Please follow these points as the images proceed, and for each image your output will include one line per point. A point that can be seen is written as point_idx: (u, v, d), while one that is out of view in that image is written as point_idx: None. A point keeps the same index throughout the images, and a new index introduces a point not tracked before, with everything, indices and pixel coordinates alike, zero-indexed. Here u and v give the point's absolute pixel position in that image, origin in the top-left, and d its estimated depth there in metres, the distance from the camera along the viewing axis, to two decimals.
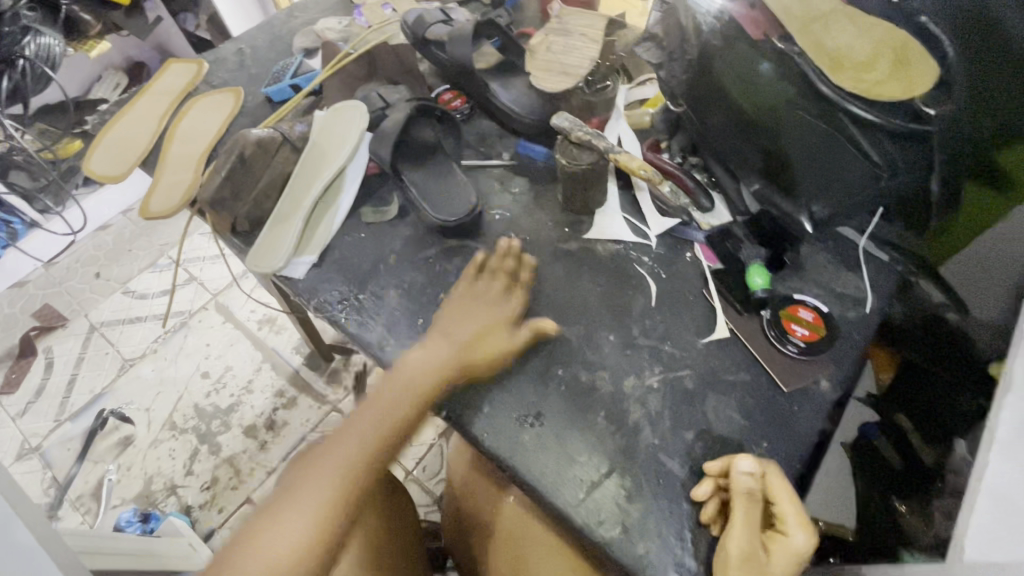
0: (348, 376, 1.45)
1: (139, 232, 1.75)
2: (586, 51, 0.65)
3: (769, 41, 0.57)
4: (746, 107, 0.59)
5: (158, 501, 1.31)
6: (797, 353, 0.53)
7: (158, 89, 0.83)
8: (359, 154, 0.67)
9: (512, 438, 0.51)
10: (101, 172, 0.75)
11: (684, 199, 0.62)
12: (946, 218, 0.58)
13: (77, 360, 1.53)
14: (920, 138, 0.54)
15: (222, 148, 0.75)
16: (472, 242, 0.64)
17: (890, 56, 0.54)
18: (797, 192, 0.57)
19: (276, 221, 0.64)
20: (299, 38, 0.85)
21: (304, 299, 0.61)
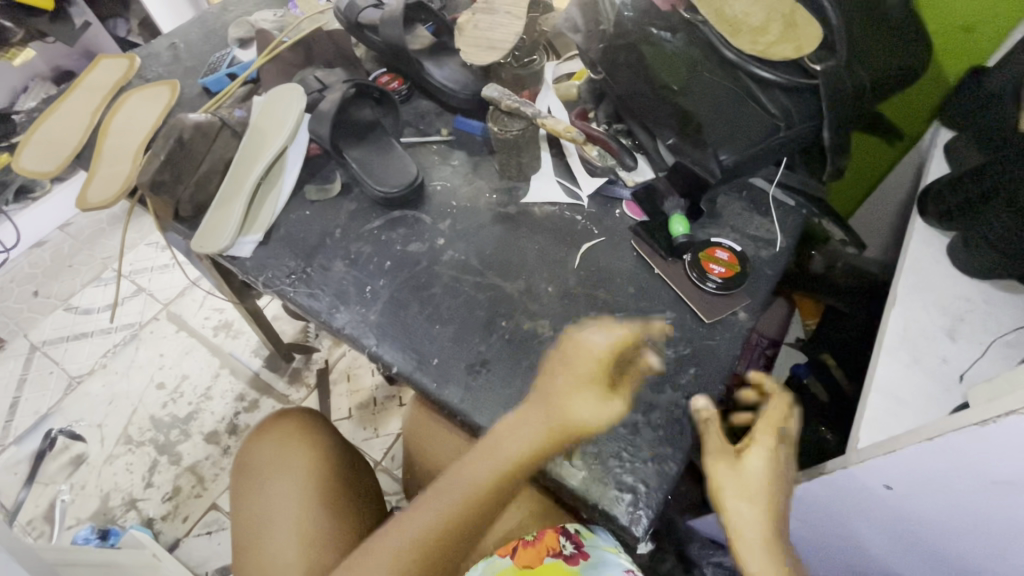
0: (310, 375, 1.44)
1: (80, 246, 1.69)
2: (512, 27, 0.68)
3: (678, 12, 0.66)
4: (661, 72, 0.65)
5: (117, 517, 1.27)
6: (716, 289, 0.58)
7: (90, 85, 0.82)
8: (300, 135, 0.69)
9: (463, 384, 0.54)
10: (35, 169, 0.74)
11: (610, 161, 0.67)
12: (840, 164, 0.65)
13: (19, 381, 1.46)
14: (808, 91, 0.61)
15: (160, 138, 0.75)
16: (415, 212, 0.67)
17: (780, 20, 0.59)
18: (706, 140, 0.61)
19: (220, 203, 0.65)
20: (234, 29, 0.86)
21: (253, 276, 0.63)
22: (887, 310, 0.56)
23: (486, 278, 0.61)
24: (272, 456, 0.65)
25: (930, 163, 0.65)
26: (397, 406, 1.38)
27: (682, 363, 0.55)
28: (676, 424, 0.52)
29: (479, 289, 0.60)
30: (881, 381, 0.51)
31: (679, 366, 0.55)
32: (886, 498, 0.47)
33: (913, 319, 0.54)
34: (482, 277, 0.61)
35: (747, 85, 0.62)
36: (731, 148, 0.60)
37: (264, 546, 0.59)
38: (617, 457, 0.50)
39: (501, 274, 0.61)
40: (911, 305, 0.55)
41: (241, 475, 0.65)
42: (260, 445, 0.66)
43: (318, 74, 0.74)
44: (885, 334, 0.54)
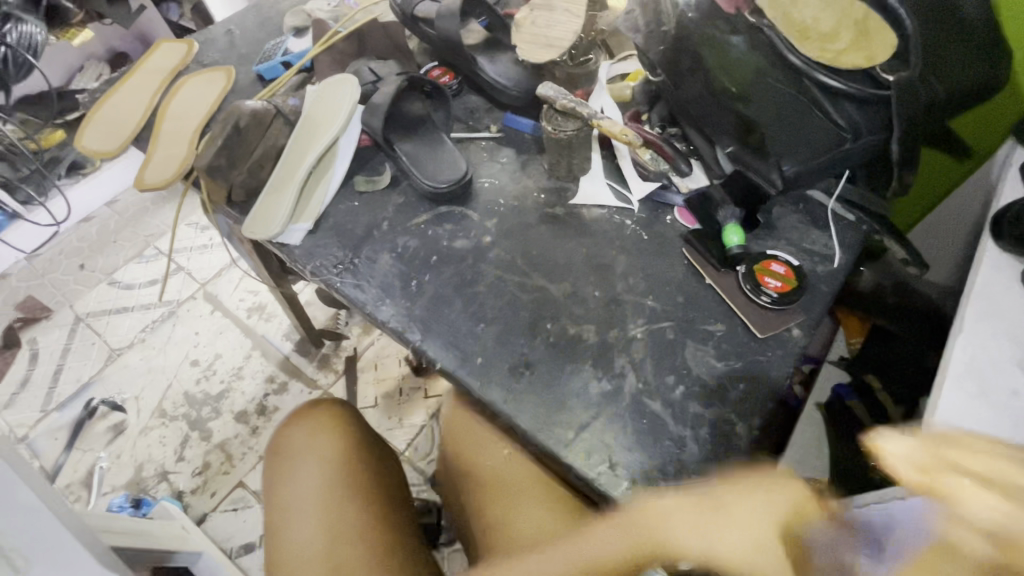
0: (339, 361, 1.46)
1: (124, 223, 1.74)
2: (570, 25, 0.67)
3: (742, 15, 0.63)
4: (721, 75, 0.63)
5: (149, 488, 1.31)
6: (772, 303, 0.56)
7: (149, 68, 0.84)
8: (352, 127, 0.70)
9: (505, 386, 0.54)
10: (95, 148, 0.76)
11: (663, 166, 0.66)
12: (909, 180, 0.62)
13: (63, 350, 1.52)
14: (880, 102, 0.57)
15: (214, 123, 0.76)
16: (462, 208, 0.66)
17: (853, 27, 0.57)
18: (767, 150, 0.59)
19: (271, 191, 0.66)
20: (289, 17, 0.87)
21: (301, 264, 0.63)
22: (952, 336, 0.53)
23: (531, 279, 0.60)
24: (306, 441, 0.65)
25: (1005, 185, 0.62)
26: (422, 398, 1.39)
27: (732, 378, 0.54)
28: (723, 440, 0.50)
29: (524, 290, 0.60)
30: (944, 411, 0.49)
31: (728, 380, 0.53)
32: None
33: (981, 348, 0.51)
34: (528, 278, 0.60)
35: (812, 94, 0.59)
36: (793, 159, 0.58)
37: (294, 528, 0.60)
38: (661, 469, 0.49)
39: (547, 277, 0.60)
40: (980, 332, 0.52)
41: (272, 457, 0.65)
42: (293, 429, 0.66)
43: (371, 65, 0.74)
44: (950, 362, 0.51)
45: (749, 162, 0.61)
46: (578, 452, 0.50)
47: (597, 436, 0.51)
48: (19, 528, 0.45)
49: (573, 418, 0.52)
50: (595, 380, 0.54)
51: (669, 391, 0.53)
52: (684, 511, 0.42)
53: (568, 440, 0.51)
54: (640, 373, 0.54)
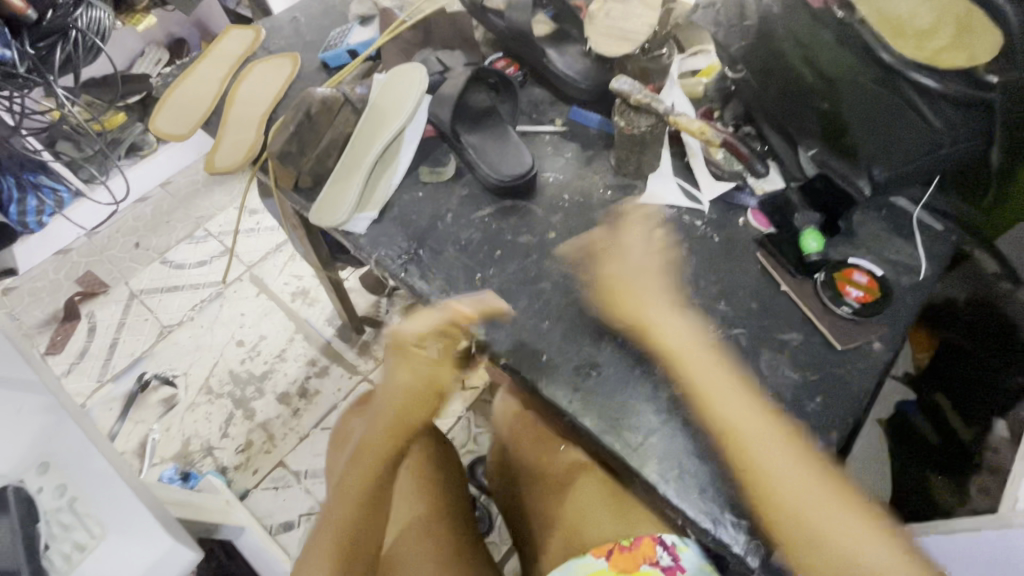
0: (378, 349, 1.48)
1: (177, 204, 1.80)
2: (647, 18, 0.66)
3: (830, 10, 0.58)
4: (806, 72, 0.61)
5: (196, 461, 1.36)
6: (851, 314, 0.54)
7: (219, 54, 0.85)
8: (419, 116, 0.70)
9: (572, 384, 0.53)
10: (168, 132, 0.78)
11: (737, 166, 0.64)
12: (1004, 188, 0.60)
13: (119, 325, 1.58)
14: (981, 106, 0.53)
15: (282, 109, 0.77)
16: (527, 203, 0.65)
17: (953, 22, 0.52)
18: (858, 153, 0.58)
19: (338, 178, 0.66)
20: (355, 6, 0.87)
21: (366, 253, 0.64)
22: None
23: (597, 277, 0.59)
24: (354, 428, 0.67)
25: None
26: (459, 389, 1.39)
27: (808, 391, 0.51)
28: None
29: (590, 289, 0.59)
30: None
31: (804, 394, 0.51)
32: None
33: None
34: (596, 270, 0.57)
35: (908, 95, 0.55)
36: (885, 164, 0.57)
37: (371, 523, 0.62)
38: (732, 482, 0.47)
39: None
40: None
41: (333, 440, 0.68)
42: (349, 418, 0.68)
43: (439, 55, 0.74)
44: None
45: (834, 166, 0.60)
46: (645, 459, 0.49)
47: (666, 443, 0.50)
48: (89, 486, 0.41)
49: (642, 422, 0.51)
50: (664, 385, 0.52)
51: None
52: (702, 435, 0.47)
53: (635, 445, 0.50)
54: None
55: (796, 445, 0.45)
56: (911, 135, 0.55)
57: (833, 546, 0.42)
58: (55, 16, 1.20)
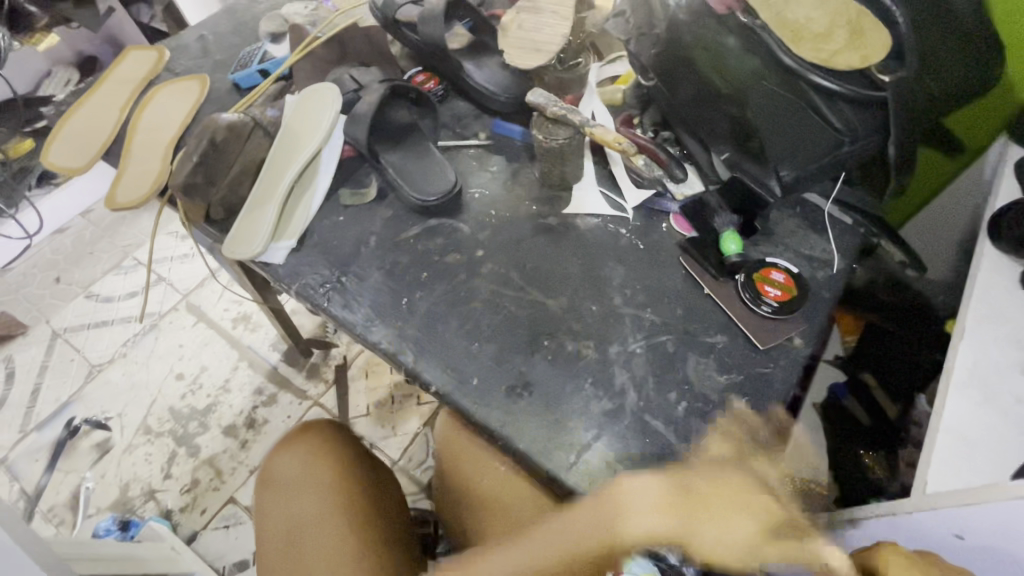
0: (328, 370, 1.43)
1: (101, 233, 1.69)
2: (558, 28, 0.66)
3: (734, 16, 0.60)
4: (714, 77, 0.62)
5: (137, 507, 1.27)
6: (771, 313, 0.55)
7: (119, 77, 0.80)
8: (334, 137, 0.67)
9: (504, 408, 0.52)
10: (63, 165, 0.72)
11: (658, 171, 0.65)
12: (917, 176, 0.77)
13: (41, 368, 1.47)
14: (874, 104, 0.56)
15: (190, 135, 0.72)
16: (453, 221, 0.64)
17: (846, 26, 0.54)
18: (767, 156, 0.59)
19: (253, 207, 0.63)
20: (265, 23, 0.83)
21: (286, 284, 0.61)
22: (955, 343, 0.52)
23: (527, 293, 0.59)
24: (299, 472, 0.61)
25: (1001, 184, 0.61)
26: (414, 405, 1.37)
27: (734, 392, 0.52)
28: None
29: (520, 305, 0.58)
30: (949, 422, 0.48)
31: (730, 395, 0.52)
32: (955, 550, 0.44)
33: (984, 356, 0.50)
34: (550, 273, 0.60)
35: (809, 96, 0.58)
36: (793, 165, 0.58)
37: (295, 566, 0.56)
38: None
39: (543, 291, 0.59)
40: (982, 337, 0.51)
41: (264, 486, 0.62)
42: (287, 459, 0.62)
43: (353, 73, 0.71)
44: (953, 369, 0.50)
45: (747, 168, 0.60)
46: (580, 476, 0.49)
47: (600, 459, 0.49)
48: None
49: (575, 440, 0.50)
50: (595, 398, 0.52)
51: (672, 409, 0.52)
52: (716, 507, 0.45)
53: (569, 464, 0.49)
54: (641, 390, 0.52)
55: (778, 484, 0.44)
56: (814, 136, 0.58)
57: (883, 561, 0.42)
58: None
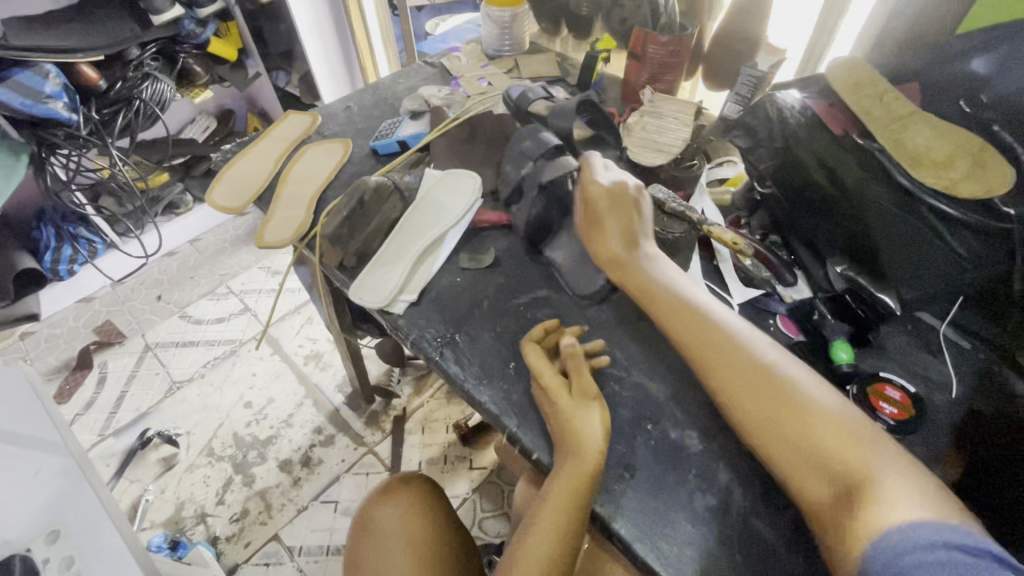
0: (387, 420, 1.47)
1: (203, 260, 1.86)
2: (679, 132, 0.75)
3: (849, 136, 0.65)
4: (830, 192, 0.66)
5: (187, 529, 1.30)
6: (887, 430, 0.54)
7: (277, 135, 0.93)
8: (472, 212, 0.75)
9: (609, 489, 0.52)
10: (223, 204, 0.83)
11: (766, 273, 0.67)
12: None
13: (129, 377, 1.58)
14: (1000, 235, 0.55)
15: (331, 191, 0.82)
16: (561, 294, 0.68)
17: (967, 157, 0.58)
18: (883, 272, 0.62)
19: (379, 263, 0.70)
20: (407, 102, 0.94)
21: (403, 334, 0.65)
22: None
23: (630, 374, 0.60)
24: (390, 520, 0.65)
25: None
26: (466, 468, 1.37)
27: None
28: None
29: (624, 386, 0.59)
30: None
31: None
32: None
33: None
34: (641, 361, 0.61)
35: (928, 219, 0.58)
36: (912, 286, 0.61)
37: None
38: None
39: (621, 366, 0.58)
40: None
41: (360, 533, 0.66)
42: (381, 508, 0.67)
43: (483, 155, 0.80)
44: None
45: (864, 284, 0.64)
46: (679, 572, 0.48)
47: (702, 557, 0.48)
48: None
49: (677, 534, 0.50)
50: (698, 493, 0.52)
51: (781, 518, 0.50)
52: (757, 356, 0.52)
53: (671, 556, 0.48)
54: (746, 492, 0.52)
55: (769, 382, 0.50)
56: (931, 260, 0.59)
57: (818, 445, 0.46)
58: (123, 87, 1.50)
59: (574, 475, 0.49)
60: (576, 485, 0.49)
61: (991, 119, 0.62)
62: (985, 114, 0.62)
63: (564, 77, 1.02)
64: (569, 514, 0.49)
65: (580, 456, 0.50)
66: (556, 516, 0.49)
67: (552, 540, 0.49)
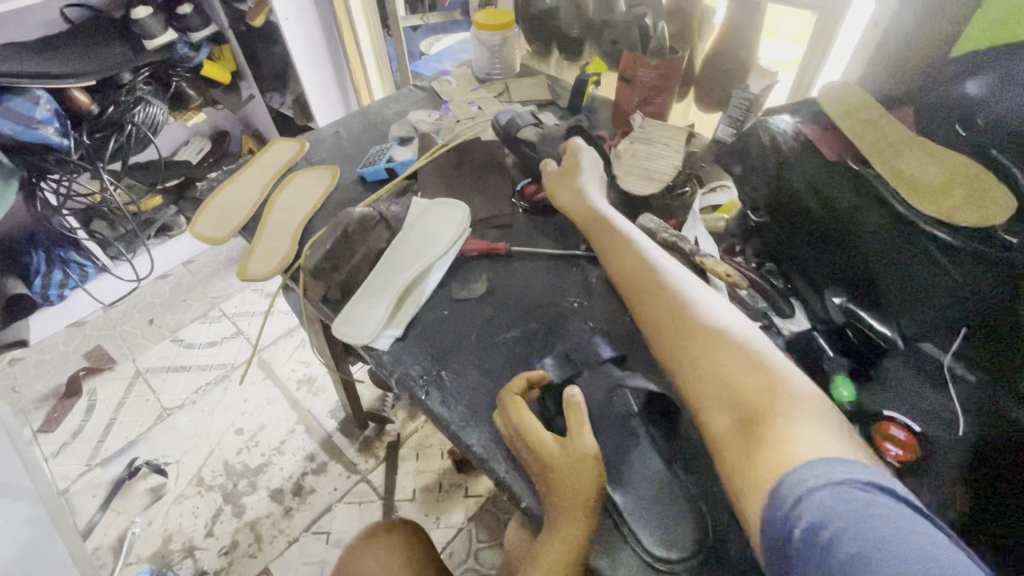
0: (381, 446, 1.44)
1: (196, 283, 1.85)
2: (671, 159, 0.73)
3: (844, 161, 0.64)
4: (825, 221, 0.65)
5: (174, 562, 1.26)
6: (892, 473, 0.53)
7: (265, 162, 0.91)
8: (452, 252, 0.72)
9: (602, 539, 0.49)
10: (207, 234, 0.81)
11: (762, 303, 0.66)
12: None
13: (118, 404, 1.55)
14: (998, 264, 0.52)
15: (318, 220, 0.80)
16: (552, 326, 0.66)
17: (966, 184, 0.56)
18: (885, 304, 0.61)
19: (364, 298, 0.67)
20: (396, 128, 0.93)
21: (388, 371, 0.63)
22: None
23: None
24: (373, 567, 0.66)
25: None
26: (462, 496, 1.34)
27: None
28: None
29: None
30: None
31: None
32: None
33: None
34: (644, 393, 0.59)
35: (926, 247, 0.56)
36: (912, 319, 0.60)
37: None
38: None
39: (599, 410, 0.54)
40: None
41: None
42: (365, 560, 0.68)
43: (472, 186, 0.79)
44: None
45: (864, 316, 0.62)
46: None
47: None
48: None
49: None
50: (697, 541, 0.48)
51: None
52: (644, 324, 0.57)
53: None
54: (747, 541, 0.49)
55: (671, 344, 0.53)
56: (927, 288, 0.57)
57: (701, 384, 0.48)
58: (116, 111, 1.49)
59: (568, 542, 0.46)
60: (568, 551, 0.46)
61: (990, 144, 0.59)
62: (982, 139, 0.60)
63: (556, 100, 1.01)
64: None
65: (570, 518, 0.47)
66: None
67: None
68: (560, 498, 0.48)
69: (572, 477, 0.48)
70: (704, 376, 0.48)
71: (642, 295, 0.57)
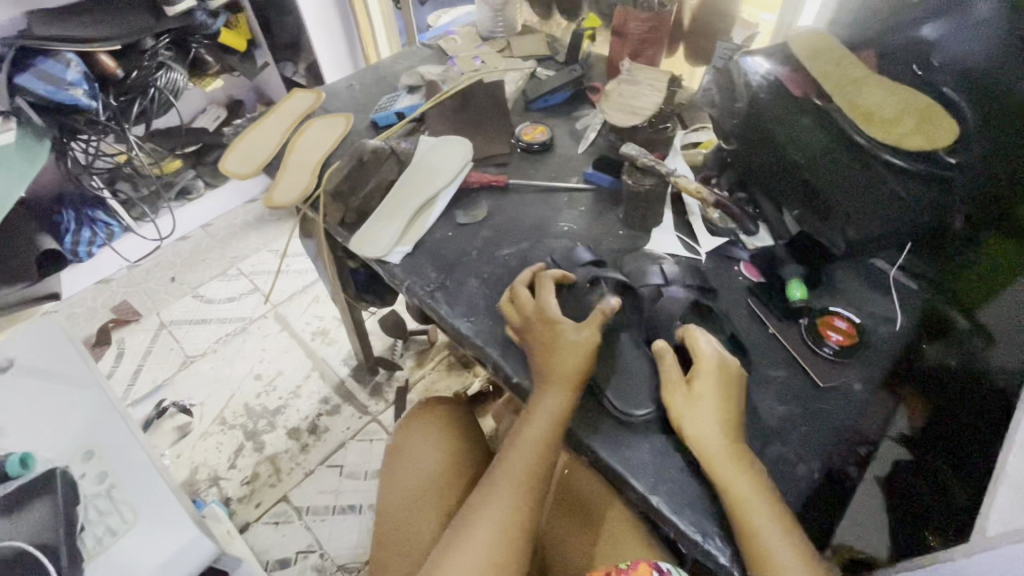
0: (390, 390, 1.54)
1: (215, 244, 1.95)
2: (652, 97, 0.82)
3: (809, 98, 0.70)
4: (791, 150, 0.71)
5: (201, 490, 1.37)
6: (832, 355, 0.62)
7: (284, 110, 0.99)
8: (452, 183, 0.79)
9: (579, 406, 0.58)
10: (235, 170, 0.89)
11: (731, 224, 0.75)
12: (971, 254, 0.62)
13: (145, 352, 1.66)
14: (942, 182, 0.61)
15: (334, 158, 0.89)
16: (544, 245, 0.74)
17: (914, 114, 0.62)
18: (831, 216, 0.69)
19: (378, 219, 0.76)
20: (405, 78, 1.01)
21: (399, 281, 0.72)
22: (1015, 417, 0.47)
23: None
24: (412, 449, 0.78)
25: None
26: None
27: (796, 424, 0.59)
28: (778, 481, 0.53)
29: None
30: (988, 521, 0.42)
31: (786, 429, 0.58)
32: None
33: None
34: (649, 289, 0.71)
35: (877, 171, 0.64)
36: (857, 227, 0.67)
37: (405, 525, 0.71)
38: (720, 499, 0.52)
39: (582, 306, 0.63)
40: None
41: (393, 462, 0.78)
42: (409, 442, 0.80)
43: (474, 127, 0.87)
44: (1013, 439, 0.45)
45: (815, 226, 0.72)
46: (642, 475, 0.54)
47: (661, 462, 0.55)
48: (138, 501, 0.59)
49: (639, 444, 0.56)
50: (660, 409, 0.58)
51: None
52: (703, 416, 0.53)
53: (634, 461, 0.55)
54: None
55: (736, 451, 0.51)
56: (879, 208, 0.65)
57: (755, 511, 0.48)
58: (139, 76, 1.57)
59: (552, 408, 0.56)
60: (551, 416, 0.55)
61: (943, 81, 0.66)
62: (938, 78, 0.66)
63: (554, 55, 1.08)
64: (543, 442, 0.55)
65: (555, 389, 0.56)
66: (530, 447, 0.55)
67: (527, 468, 0.55)
68: (544, 373, 0.57)
69: (561, 351, 0.57)
70: (750, 508, 0.48)
71: (715, 389, 0.54)
